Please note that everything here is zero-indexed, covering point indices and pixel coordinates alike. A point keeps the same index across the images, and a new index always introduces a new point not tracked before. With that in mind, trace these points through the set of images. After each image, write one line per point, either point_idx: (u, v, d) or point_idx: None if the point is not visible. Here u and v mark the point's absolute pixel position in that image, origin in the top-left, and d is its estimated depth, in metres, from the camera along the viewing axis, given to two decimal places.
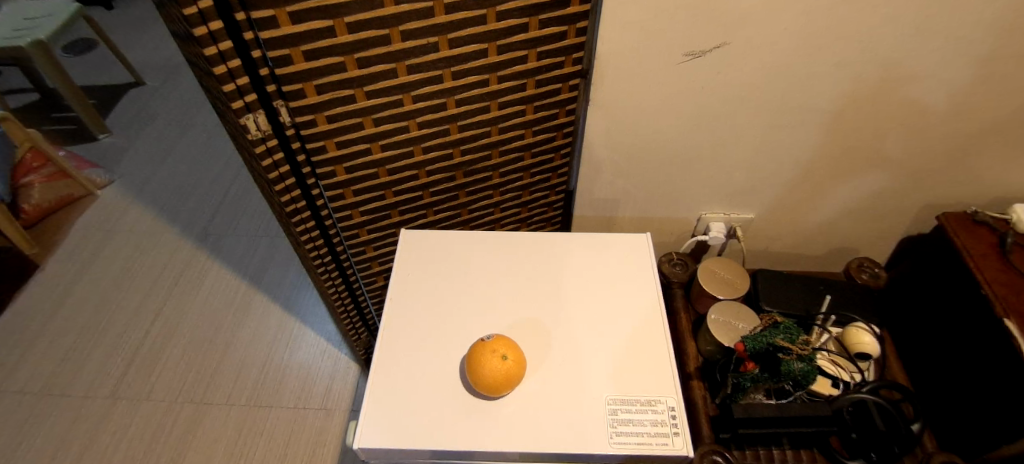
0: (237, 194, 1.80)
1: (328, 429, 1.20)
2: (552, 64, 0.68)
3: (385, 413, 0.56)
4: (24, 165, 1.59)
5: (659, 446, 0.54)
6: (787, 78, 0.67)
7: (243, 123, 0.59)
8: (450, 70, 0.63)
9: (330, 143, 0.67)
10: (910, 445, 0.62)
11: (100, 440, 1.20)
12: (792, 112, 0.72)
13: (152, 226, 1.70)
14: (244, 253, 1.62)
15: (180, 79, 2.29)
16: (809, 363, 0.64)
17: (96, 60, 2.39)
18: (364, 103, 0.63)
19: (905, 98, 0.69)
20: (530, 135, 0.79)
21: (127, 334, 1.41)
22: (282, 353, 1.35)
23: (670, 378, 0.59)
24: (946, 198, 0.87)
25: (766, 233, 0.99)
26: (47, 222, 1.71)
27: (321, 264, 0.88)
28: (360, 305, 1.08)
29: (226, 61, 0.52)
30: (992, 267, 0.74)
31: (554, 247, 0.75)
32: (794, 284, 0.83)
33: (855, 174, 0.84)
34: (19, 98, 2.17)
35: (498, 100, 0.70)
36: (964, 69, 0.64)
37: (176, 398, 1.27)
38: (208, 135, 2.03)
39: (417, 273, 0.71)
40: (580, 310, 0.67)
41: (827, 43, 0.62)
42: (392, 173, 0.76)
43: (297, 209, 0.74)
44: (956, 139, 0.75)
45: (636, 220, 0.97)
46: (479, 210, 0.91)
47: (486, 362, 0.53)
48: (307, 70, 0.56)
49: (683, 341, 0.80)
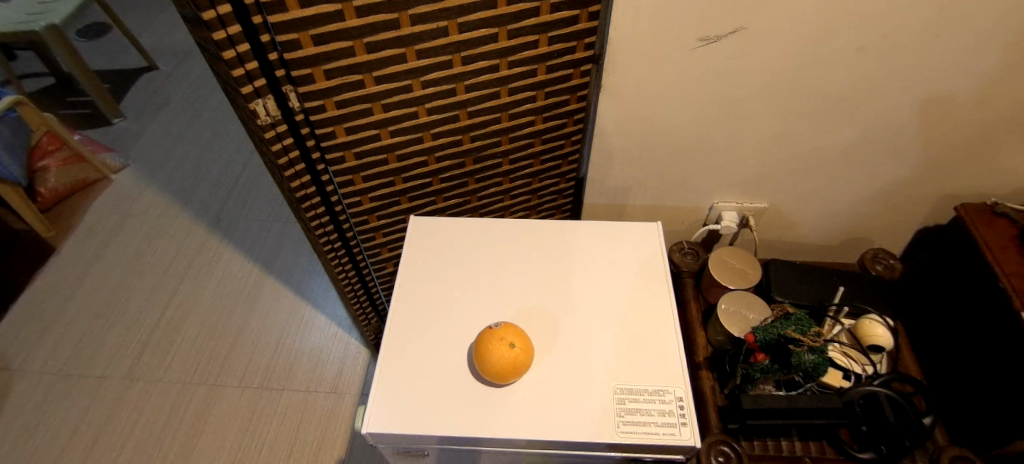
0: (249, 179, 1.82)
1: (338, 412, 1.23)
2: (564, 49, 0.67)
3: (393, 396, 0.57)
4: (41, 148, 1.61)
5: (664, 436, 0.53)
6: (805, 64, 0.65)
7: (252, 108, 0.59)
8: (459, 55, 0.62)
9: (339, 128, 0.67)
10: (920, 438, 0.61)
11: (116, 419, 1.24)
12: (810, 99, 0.70)
13: (165, 210, 1.72)
14: (255, 237, 1.63)
15: (193, 63, 2.29)
16: (819, 355, 0.62)
17: (109, 45, 2.40)
18: (372, 88, 0.62)
19: (927, 86, 0.67)
20: (541, 121, 0.78)
21: (142, 316, 1.44)
22: (293, 337, 1.37)
23: (678, 370, 0.58)
24: (966, 189, 0.85)
25: (779, 223, 0.97)
26: (64, 205, 1.74)
27: (331, 249, 0.89)
28: (370, 290, 1.09)
29: (235, 46, 0.52)
30: (1013, 260, 0.72)
31: (566, 233, 0.74)
32: (807, 275, 0.81)
33: (872, 165, 0.82)
34: (35, 82, 2.19)
35: (508, 86, 0.69)
36: (990, 55, 0.62)
37: (190, 380, 1.30)
38: (219, 120, 2.04)
39: (425, 261, 0.71)
40: (591, 300, 0.66)
41: (849, 28, 0.59)
42: (402, 159, 0.76)
43: (307, 195, 0.75)
44: (980, 128, 0.73)
45: (646, 208, 0.96)
46: (488, 197, 0.91)
47: (493, 350, 0.54)
48: (316, 55, 0.56)
49: (692, 331, 0.80)
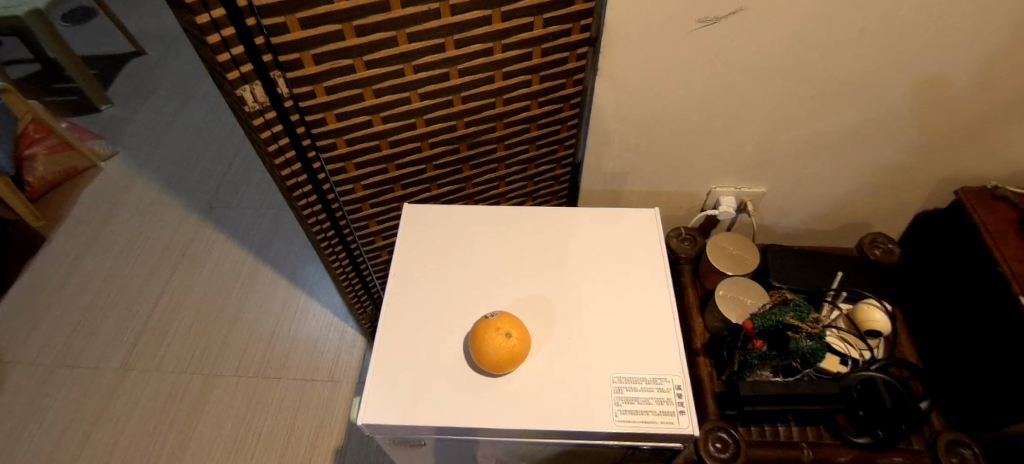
0: (241, 166, 1.79)
1: (335, 400, 1.23)
2: (559, 32, 0.65)
3: (387, 389, 0.56)
4: (27, 136, 1.57)
5: (662, 424, 0.53)
6: (806, 47, 0.63)
7: (239, 94, 0.57)
8: (452, 38, 0.60)
9: (330, 115, 0.65)
10: (917, 423, 0.61)
11: (112, 409, 1.24)
12: (810, 82, 0.69)
13: (156, 199, 1.69)
14: (248, 225, 1.61)
15: (181, 47, 2.24)
16: (819, 341, 0.62)
17: (95, 30, 2.34)
18: (363, 73, 0.61)
19: (930, 69, 0.65)
20: (536, 107, 0.76)
21: (135, 305, 1.43)
22: (289, 325, 1.37)
23: (676, 357, 0.58)
24: (965, 172, 0.84)
25: (777, 208, 0.97)
26: (53, 194, 1.71)
27: (324, 237, 0.88)
28: (364, 277, 1.08)
29: (219, 29, 0.50)
30: (1010, 244, 0.72)
31: (564, 220, 0.73)
32: (804, 260, 0.81)
33: (871, 149, 0.81)
34: (20, 69, 2.14)
35: (502, 70, 0.68)
36: (996, 35, 0.60)
37: (185, 369, 1.30)
38: (209, 106, 2.00)
39: (421, 250, 0.70)
40: (589, 288, 0.65)
41: (851, 9, 0.57)
42: (394, 146, 0.74)
43: (298, 183, 0.73)
44: (983, 111, 0.72)
45: (644, 194, 0.95)
46: (484, 184, 0.90)
47: (489, 340, 0.53)
48: (304, 39, 0.54)
49: (689, 316, 0.80)
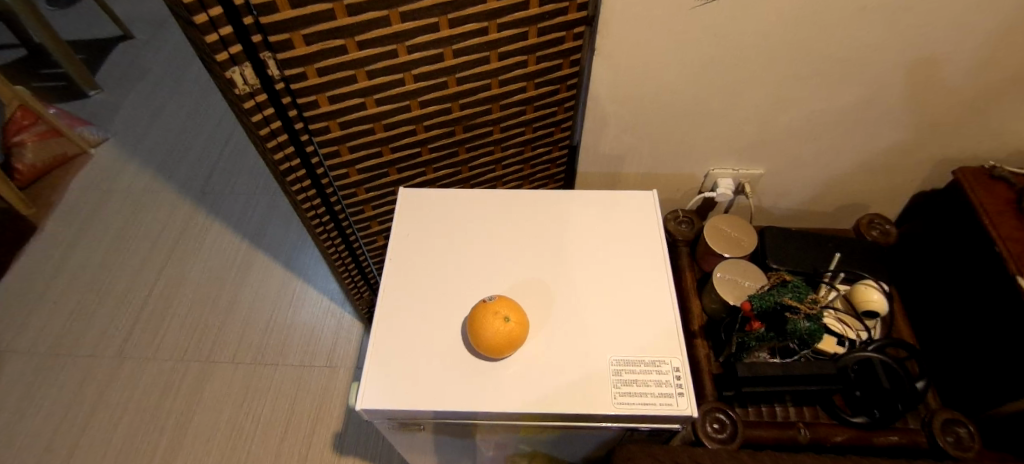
0: (233, 151, 1.76)
1: (333, 385, 1.24)
2: (555, 11, 0.63)
3: (385, 376, 0.56)
4: (14, 123, 1.55)
5: (662, 406, 0.53)
6: (807, 25, 0.61)
7: (229, 77, 0.56)
8: (446, 18, 0.58)
9: (322, 97, 0.63)
10: (913, 403, 0.61)
11: (111, 397, 1.24)
12: (811, 61, 0.67)
13: (148, 186, 1.67)
14: (242, 212, 1.60)
15: (171, 30, 2.19)
16: (815, 322, 0.62)
17: (82, 14, 2.28)
18: (355, 54, 0.59)
19: (934, 47, 0.64)
20: (532, 88, 0.75)
21: (129, 293, 1.43)
22: (286, 311, 1.37)
23: (674, 339, 0.58)
24: (964, 152, 0.83)
25: (775, 189, 0.96)
26: (43, 182, 1.68)
27: (319, 222, 0.87)
28: (360, 262, 1.07)
29: (206, 9, 0.48)
30: (1008, 224, 0.72)
31: (561, 203, 0.73)
32: (803, 242, 0.80)
33: (870, 129, 0.80)
34: (6, 54, 2.09)
35: (497, 50, 0.66)
36: (1004, 13, 0.58)
37: (182, 357, 1.30)
38: (200, 90, 1.96)
39: (418, 235, 0.69)
40: (587, 271, 0.65)
41: None
42: (388, 129, 0.73)
43: (291, 167, 0.72)
44: (986, 90, 0.70)
45: (641, 176, 0.94)
46: (480, 167, 0.89)
47: (487, 325, 0.53)
48: (294, 19, 0.52)
49: (687, 298, 0.80)
